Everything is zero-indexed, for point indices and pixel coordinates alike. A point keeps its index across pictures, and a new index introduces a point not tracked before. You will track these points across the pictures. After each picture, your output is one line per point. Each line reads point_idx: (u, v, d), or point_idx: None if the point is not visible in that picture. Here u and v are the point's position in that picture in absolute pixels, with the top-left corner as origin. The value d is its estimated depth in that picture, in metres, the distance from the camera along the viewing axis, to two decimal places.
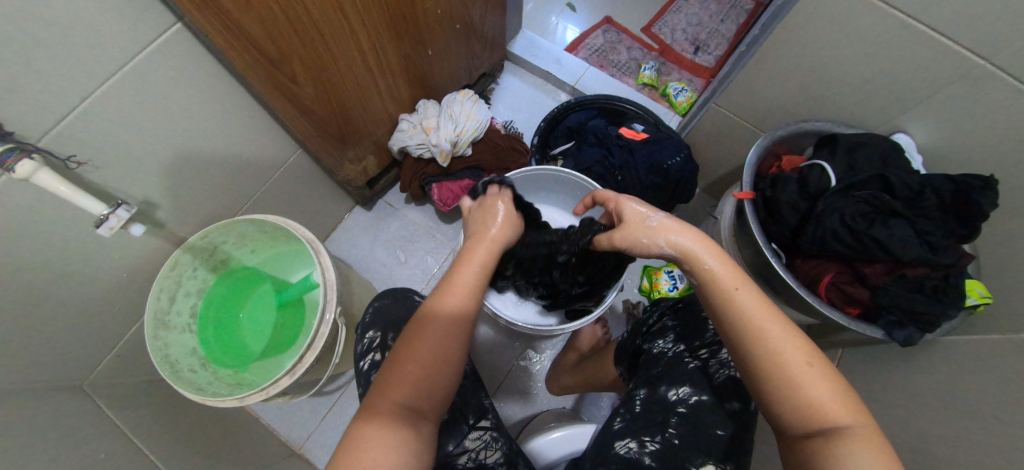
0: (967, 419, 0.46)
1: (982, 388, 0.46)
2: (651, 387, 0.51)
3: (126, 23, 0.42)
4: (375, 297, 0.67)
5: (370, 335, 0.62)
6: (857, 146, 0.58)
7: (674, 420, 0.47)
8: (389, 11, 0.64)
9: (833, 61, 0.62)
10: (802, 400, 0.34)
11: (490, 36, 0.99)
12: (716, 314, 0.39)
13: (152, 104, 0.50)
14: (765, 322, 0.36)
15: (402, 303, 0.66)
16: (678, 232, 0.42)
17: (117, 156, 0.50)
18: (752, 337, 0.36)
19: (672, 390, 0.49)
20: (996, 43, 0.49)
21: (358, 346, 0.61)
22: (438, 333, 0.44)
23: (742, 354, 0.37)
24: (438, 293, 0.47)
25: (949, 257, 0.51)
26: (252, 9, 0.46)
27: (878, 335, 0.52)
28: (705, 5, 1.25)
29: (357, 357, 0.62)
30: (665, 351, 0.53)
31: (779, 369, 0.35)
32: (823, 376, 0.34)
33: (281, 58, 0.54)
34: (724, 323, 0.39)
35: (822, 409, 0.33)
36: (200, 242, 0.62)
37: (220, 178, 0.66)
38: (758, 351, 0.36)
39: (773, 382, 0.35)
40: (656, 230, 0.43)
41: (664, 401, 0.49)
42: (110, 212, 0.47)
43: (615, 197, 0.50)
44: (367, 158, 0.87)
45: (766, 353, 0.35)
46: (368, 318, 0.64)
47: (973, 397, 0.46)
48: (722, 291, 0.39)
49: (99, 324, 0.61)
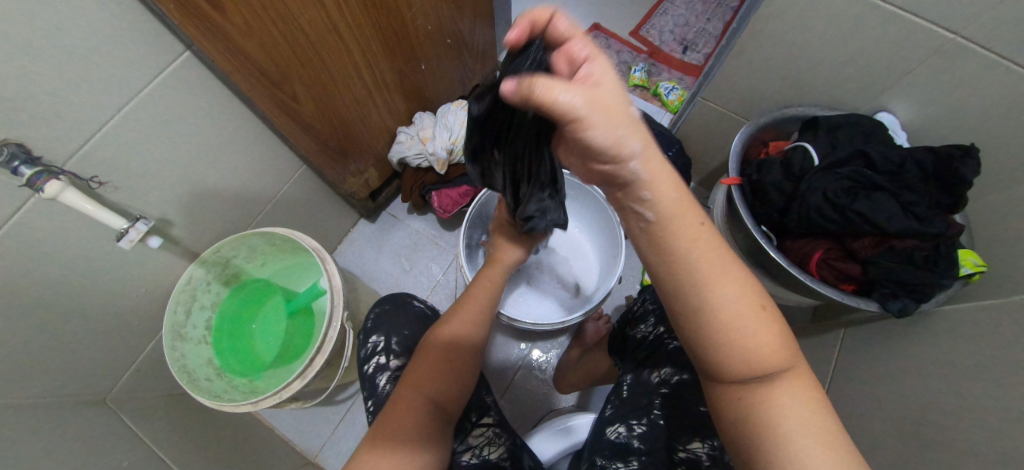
0: (967, 387, 0.45)
1: (981, 354, 0.46)
2: (636, 372, 0.52)
3: (139, 54, 0.46)
4: (377, 303, 0.69)
5: (374, 338, 0.63)
6: (839, 126, 0.59)
7: (658, 401, 0.48)
8: (381, 30, 0.68)
9: (811, 47, 0.64)
10: (744, 349, 0.31)
11: (481, 48, 1.03)
12: (667, 262, 0.33)
13: (165, 127, 0.54)
14: (718, 272, 0.32)
15: (401, 309, 0.67)
16: (597, 107, 0.27)
17: (136, 176, 0.54)
18: (700, 284, 0.32)
19: (654, 372, 0.49)
20: (966, 18, 0.51)
21: (362, 350, 0.63)
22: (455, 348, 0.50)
23: (690, 304, 0.32)
24: (446, 322, 0.53)
25: (936, 227, 0.51)
26: (252, 33, 0.50)
27: (872, 308, 0.53)
28: (691, 6, 1.29)
29: (361, 361, 0.63)
30: (646, 335, 0.54)
31: (729, 323, 0.31)
32: (768, 327, 0.32)
33: (282, 79, 0.58)
34: (675, 272, 0.33)
35: (767, 362, 0.31)
36: (213, 256, 0.65)
37: (230, 195, 0.70)
38: (712, 304, 0.32)
39: (722, 336, 0.32)
40: (615, 116, 0.28)
41: (648, 384, 0.49)
42: (129, 226, 0.51)
43: (594, 53, 0.30)
44: (369, 172, 0.90)
45: (721, 306, 0.31)
46: (371, 323, 0.66)
47: (972, 364, 0.46)
48: (677, 235, 0.32)
49: (121, 338, 0.64)
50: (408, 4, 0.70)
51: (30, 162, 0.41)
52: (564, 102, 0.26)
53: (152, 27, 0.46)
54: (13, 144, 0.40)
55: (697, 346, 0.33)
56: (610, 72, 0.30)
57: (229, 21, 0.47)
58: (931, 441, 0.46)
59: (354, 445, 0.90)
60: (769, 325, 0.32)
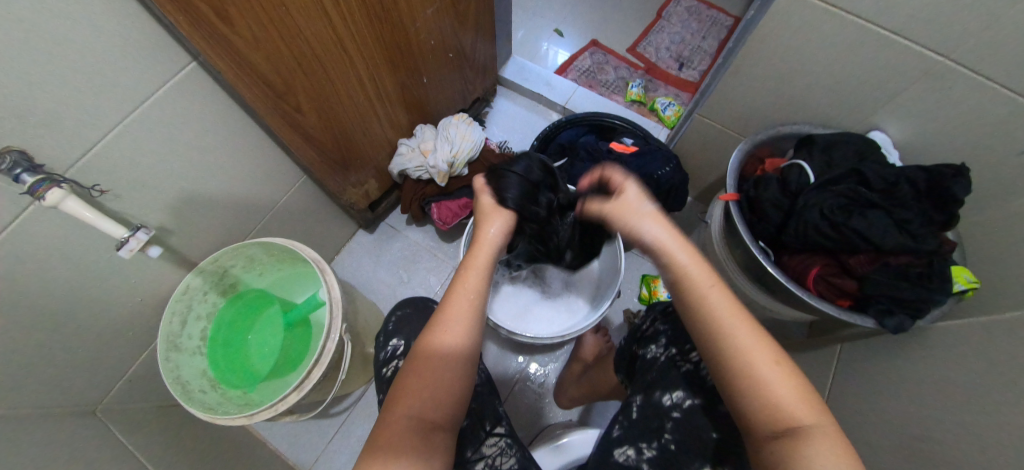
0: (962, 401, 0.46)
1: (975, 369, 0.46)
2: (646, 393, 0.51)
3: (146, 63, 0.47)
4: (398, 306, 0.71)
5: (394, 342, 0.64)
6: (833, 144, 0.61)
7: (669, 425, 0.47)
8: (385, 43, 0.69)
9: (804, 67, 0.65)
10: (769, 400, 0.34)
11: (483, 62, 1.04)
12: (692, 315, 0.40)
13: (169, 135, 0.54)
14: (731, 321, 0.38)
15: (421, 312, 0.69)
16: (620, 209, 0.48)
17: (138, 184, 0.54)
18: (727, 337, 0.37)
19: (665, 395, 0.49)
20: (952, 41, 0.53)
21: (382, 352, 0.63)
22: (452, 356, 0.44)
23: (715, 349, 0.38)
24: (438, 324, 0.46)
25: (929, 243, 0.53)
26: (259, 45, 0.51)
27: (869, 324, 0.54)
28: (687, 24, 1.32)
29: (378, 364, 0.63)
30: (658, 356, 0.54)
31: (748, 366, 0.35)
32: (784, 373, 0.35)
33: (286, 90, 0.59)
34: (697, 323, 0.39)
35: (789, 407, 0.34)
36: (210, 266, 0.65)
37: (230, 204, 0.70)
38: (730, 349, 0.37)
39: (744, 380, 0.35)
40: (647, 217, 0.46)
41: (659, 406, 0.49)
42: (130, 235, 0.50)
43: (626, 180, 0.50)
44: (369, 182, 0.90)
45: (737, 352, 0.36)
46: (392, 327, 0.67)
47: (967, 378, 0.47)
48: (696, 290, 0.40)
49: (116, 348, 0.63)
50: (411, 18, 0.71)
51: (32, 170, 0.41)
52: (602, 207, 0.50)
53: (160, 38, 0.47)
54: (16, 151, 0.40)
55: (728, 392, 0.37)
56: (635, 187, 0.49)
57: (237, 32, 0.48)
58: (928, 457, 0.46)
59: (349, 459, 0.88)
60: (789, 375, 0.35)
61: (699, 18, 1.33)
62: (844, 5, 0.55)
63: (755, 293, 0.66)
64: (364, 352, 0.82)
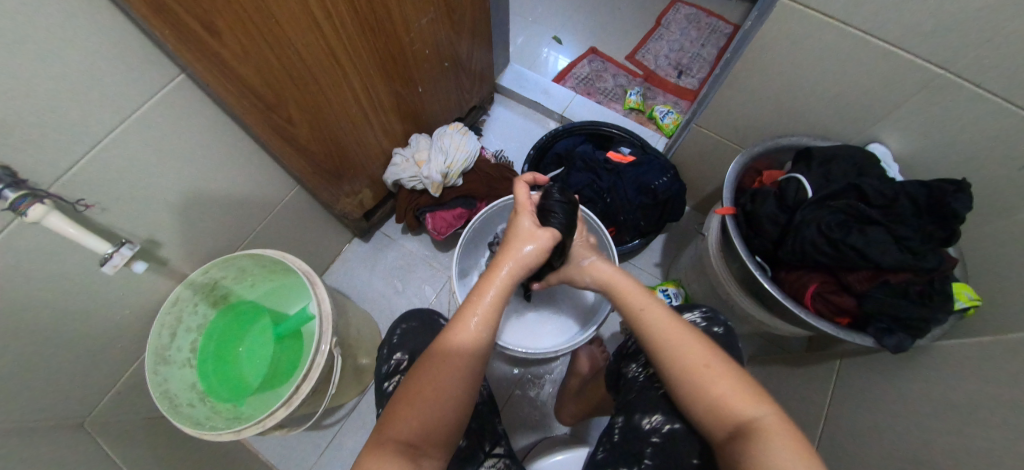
0: (960, 424, 0.44)
1: (973, 391, 0.45)
2: (626, 414, 0.52)
3: (132, 76, 0.47)
4: (404, 318, 0.70)
5: (398, 356, 0.64)
6: (831, 158, 0.60)
7: (649, 450, 0.47)
8: (379, 54, 0.69)
9: (802, 78, 0.64)
10: (715, 396, 0.41)
11: (479, 69, 1.04)
12: (640, 333, 0.48)
13: (158, 148, 0.54)
14: (670, 331, 0.46)
15: (428, 328, 0.68)
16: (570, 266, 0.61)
17: (125, 197, 0.53)
18: (667, 345, 0.45)
19: (645, 418, 0.49)
20: (952, 54, 0.52)
21: (384, 366, 0.64)
22: (451, 373, 0.45)
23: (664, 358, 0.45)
24: (454, 325, 0.48)
25: (930, 261, 0.51)
26: (248, 58, 0.50)
27: (868, 343, 0.52)
28: (686, 32, 1.32)
29: (380, 377, 0.64)
30: (638, 376, 0.54)
31: (690, 368, 0.43)
32: (720, 371, 0.42)
33: (277, 102, 0.58)
34: (646, 338, 0.47)
35: (734, 401, 0.40)
36: (201, 277, 0.65)
37: (221, 215, 0.69)
38: (675, 356, 0.44)
39: (690, 381, 0.42)
40: (588, 269, 0.59)
41: (638, 429, 0.49)
42: (113, 251, 0.49)
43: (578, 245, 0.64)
44: (363, 192, 0.90)
45: (681, 358, 0.43)
46: (397, 339, 0.67)
47: (966, 400, 0.45)
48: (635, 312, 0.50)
49: (104, 361, 0.62)
50: (405, 28, 0.71)
51: (15, 186, 0.40)
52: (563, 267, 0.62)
53: (147, 51, 0.47)
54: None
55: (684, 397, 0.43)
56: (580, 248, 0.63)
57: (225, 46, 0.47)
58: None
59: None
60: (729, 373, 0.42)
61: (698, 26, 1.33)
62: (842, 17, 0.54)
63: (752, 308, 0.65)
64: (356, 364, 0.81)
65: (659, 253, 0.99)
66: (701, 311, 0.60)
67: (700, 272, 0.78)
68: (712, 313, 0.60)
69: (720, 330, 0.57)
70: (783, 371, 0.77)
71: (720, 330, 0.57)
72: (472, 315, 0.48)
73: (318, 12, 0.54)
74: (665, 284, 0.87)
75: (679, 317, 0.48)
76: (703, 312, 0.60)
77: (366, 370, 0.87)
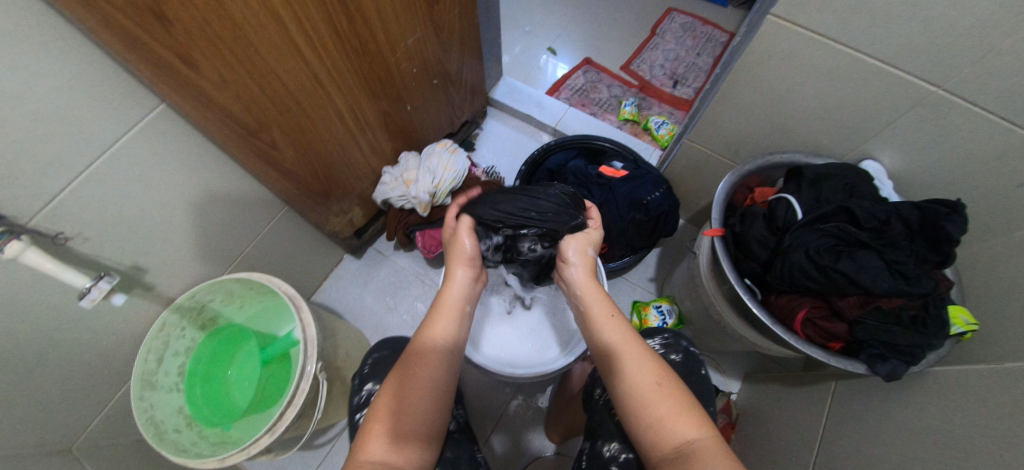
0: (940, 452, 0.43)
1: (958, 420, 0.44)
2: (592, 440, 0.58)
3: (110, 108, 0.47)
4: (376, 348, 0.72)
5: (368, 387, 0.66)
6: (823, 178, 0.59)
7: None
8: (364, 74, 0.69)
9: (793, 95, 0.63)
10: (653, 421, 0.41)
11: (471, 83, 1.04)
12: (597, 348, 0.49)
13: (141, 176, 0.54)
14: (626, 349, 0.46)
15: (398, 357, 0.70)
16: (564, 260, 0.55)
17: (110, 227, 0.54)
18: (619, 365, 0.45)
19: (605, 446, 0.55)
20: (945, 71, 0.50)
21: (355, 398, 0.66)
22: (422, 399, 0.47)
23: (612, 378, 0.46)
24: (435, 313, 0.52)
25: (923, 286, 0.50)
26: (229, 87, 0.50)
27: (860, 370, 0.51)
28: (681, 40, 1.31)
29: (352, 409, 0.66)
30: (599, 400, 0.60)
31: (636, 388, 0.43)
32: (664, 394, 0.43)
33: (260, 128, 0.58)
34: (600, 353, 0.48)
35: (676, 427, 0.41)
36: (187, 302, 0.64)
37: (209, 239, 0.69)
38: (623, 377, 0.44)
39: (631, 401, 0.43)
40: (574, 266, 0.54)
41: (600, 456, 0.55)
42: (91, 285, 0.50)
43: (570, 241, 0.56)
44: (352, 211, 0.90)
45: (628, 378, 0.44)
46: (368, 369, 0.69)
47: (950, 428, 0.44)
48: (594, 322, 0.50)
49: (93, 388, 0.62)
50: (391, 49, 0.71)
51: None
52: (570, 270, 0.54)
53: (125, 84, 0.47)
54: None
55: (628, 421, 0.44)
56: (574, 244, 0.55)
57: (205, 77, 0.47)
58: None
59: None
60: (672, 396, 0.43)
61: (693, 34, 1.32)
62: (829, 34, 0.53)
63: (741, 330, 0.64)
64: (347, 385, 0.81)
65: (653, 267, 0.98)
66: (664, 338, 0.64)
67: (693, 291, 0.77)
68: (673, 339, 0.64)
69: (677, 357, 0.62)
70: (777, 391, 0.76)
71: (679, 357, 0.62)
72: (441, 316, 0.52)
73: (297, 37, 0.54)
74: (659, 301, 0.86)
75: (636, 336, 0.48)
76: (665, 338, 0.64)
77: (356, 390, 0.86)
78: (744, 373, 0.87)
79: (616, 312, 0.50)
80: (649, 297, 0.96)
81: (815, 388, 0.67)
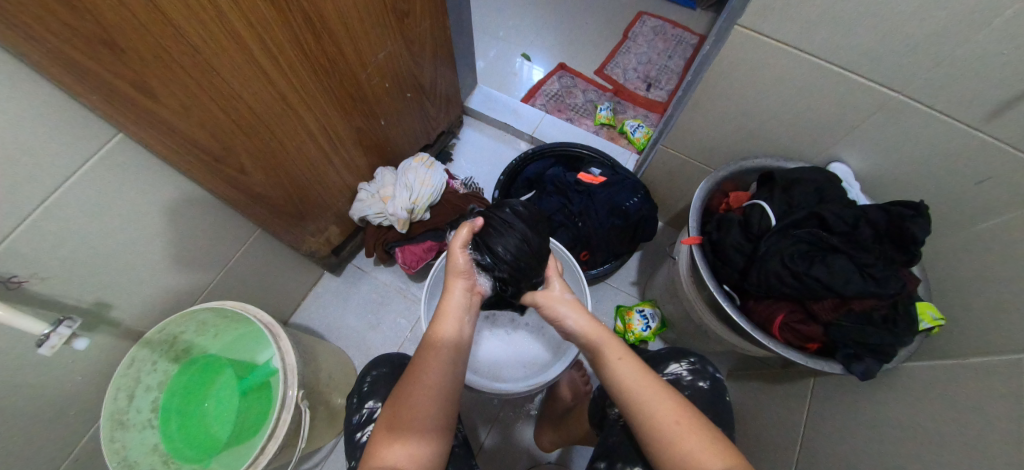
0: (907, 444, 0.45)
1: (927, 414, 0.45)
2: (608, 461, 0.59)
3: (62, 142, 0.44)
4: (373, 365, 0.72)
5: (370, 404, 0.68)
6: (793, 183, 0.61)
7: None
8: (334, 92, 0.67)
9: (761, 102, 0.65)
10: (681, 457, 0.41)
11: (446, 94, 1.03)
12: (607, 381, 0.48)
13: (98, 209, 0.51)
14: (641, 384, 0.46)
15: (396, 374, 0.71)
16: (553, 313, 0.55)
17: (69, 265, 0.51)
18: (638, 400, 0.45)
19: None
20: (903, 77, 0.52)
21: (356, 417, 0.67)
22: (428, 402, 0.46)
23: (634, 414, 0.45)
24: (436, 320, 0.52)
25: (891, 287, 0.51)
26: (192, 114, 0.48)
27: (837, 370, 0.52)
28: (653, 44, 1.33)
29: (352, 427, 0.67)
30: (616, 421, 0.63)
31: (659, 429, 0.43)
32: (691, 430, 0.42)
33: (226, 154, 0.56)
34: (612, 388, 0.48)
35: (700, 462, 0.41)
36: (156, 335, 0.62)
37: (177, 268, 0.67)
38: (646, 414, 0.44)
39: (656, 439, 0.43)
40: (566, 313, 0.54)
41: None
42: (50, 331, 0.47)
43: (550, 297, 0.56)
44: (329, 229, 0.89)
45: (651, 415, 0.44)
46: (367, 387, 0.69)
47: (914, 419, 0.46)
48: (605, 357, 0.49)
49: (58, 434, 0.59)
50: (361, 65, 0.70)
51: None
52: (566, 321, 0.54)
53: (78, 115, 0.44)
54: None
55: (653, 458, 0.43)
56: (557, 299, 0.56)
57: (163, 106, 0.45)
58: None
59: None
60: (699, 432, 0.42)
61: (665, 37, 1.34)
62: (793, 43, 0.54)
63: (721, 333, 0.65)
64: (331, 408, 0.79)
65: (634, 271, 1.00)
66: (692, 363, 0.67)
67: (673, 295, 0.78)
68: (701, 364, 0.67)
69: (705, 383, 0.65)
70: (758, 388, 0.78)
71: (706, 383, 0.65)
72: (445, 320, 0.52)
73: (264, 62, 0.52)
74: (642, 305, 0.88)
75: (652, 371, 0.47)
76: (692, 364, 0.67)
77: (342, 412, 0.84)
78: (727, 371, 0.89)
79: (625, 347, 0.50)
80: (632, 301, 0.98)
81: (793, 385, 0.69)
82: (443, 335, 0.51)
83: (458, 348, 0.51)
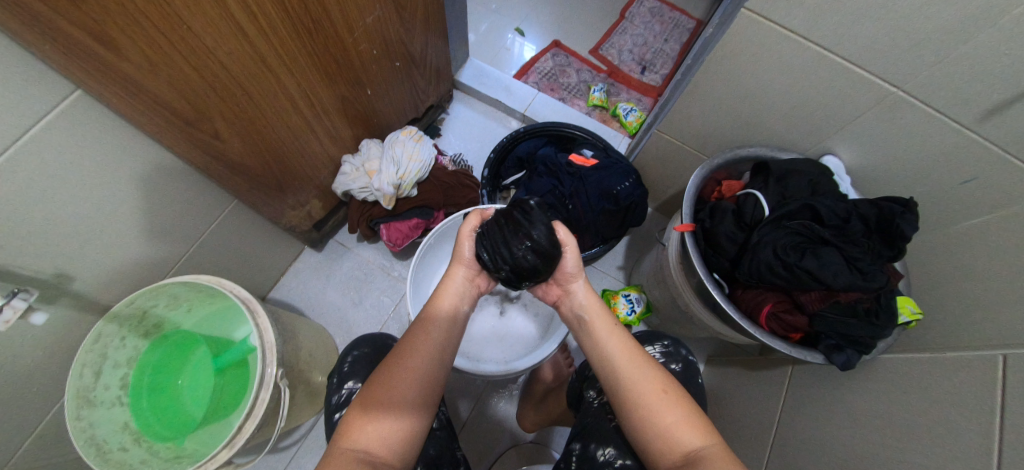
0: (884, 432, 0.47)
1: (906, 404, 0.47)
2: (583, 442, 0.60)
3: (9, 94, 0.39)
4: (355, 345, 0.71)
5: (349, 385, 0.66)
6: (788, 173, 0.62)
7: None
8: (318, 54, 0.63)
9: (761, 90, 0.64)
10: (663, 430, 0.42)
11: (436, 65, 0.98)
12: (595, 358, 0.48)
13: (57, 173, 0.46)
14: (629, 360, 0.46)
15: (381, 354, 0.71)
16: (565, 273, 0.54)
17: (25, 233, 0.46)
18: (621, 373, 0.45)
19: (600, 450, 0.58)
20: (905, 72, 0.52)
21: (336, 398, 0.66)
22: (408, 380, 0.45)
23: (618, 391, 0.45)
24: (432, 298, 0.52)
25: (877, 281, 0.53)
26: (159, 71, 0.44)
27: (819, 360, 0.55)
28: (650, 25, 1.30)
29: (331, 408, 0.66)
30: (593, 402, 0.64)
31: (640, 401, 0.43)
32: (673, 401, 0.43)
33: (199, 118, 0.51)
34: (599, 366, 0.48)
35: (677, 434, 0.41)
36: (125, 309, 0.57)
37: (146, 240, 0.62)
38: (631, 389, 0.44)
39: (640, 415, 0.43)
40: (575, 274, 0.54)
41: (593, 459, 0.57)
42: (3, 304, 0.44)
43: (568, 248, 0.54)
44: (310, 203, 0.85)
45: (636, 391, 0.44)
46: (348, 367, 0.68)
47: (891, 408, 0.48)
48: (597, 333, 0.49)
49: (18, 410, 0.55)
50: (347, 28, 0.65)
51: None
52: (576, 285, 0.54)
53: (30, 67, 0.39)
54: None
55: (636, 434, 0.43)
56: (572, 258, 0.53)
57: (127, 61, 0.41)
58: None
59: None
60: (679, 405, 0.43)
61: (661, 19, 1.31)
62: (802, 32, 0.53)
63: (707, 320, 0.66)
64: (312, 386, 0.78)
65: (621, 256, 1.00)
66: (665, 346, 0.69)
67: (660, 281, 0.79)
68: (674, 347, 0.69)
69: (677, 366, 0.67)
70: (736, 372, 0.80)
71: (679, 366, 0.67)
72: (441, 296, 0.52)
73: (241, 17, 0.47)
74: (628, 290, 0.89)
75: (637, 347, 0.48)
76: (665, 347, 0.69)
77: (322, 390, 0.82)
78: (708, 356, 0.92)
79: (616, 325, 0.50)
80: (618, 285, 0.99)
81: (772, 371, 0.71)
82: (438, 312, 0.51)
83: (452, 324, 0.51)
